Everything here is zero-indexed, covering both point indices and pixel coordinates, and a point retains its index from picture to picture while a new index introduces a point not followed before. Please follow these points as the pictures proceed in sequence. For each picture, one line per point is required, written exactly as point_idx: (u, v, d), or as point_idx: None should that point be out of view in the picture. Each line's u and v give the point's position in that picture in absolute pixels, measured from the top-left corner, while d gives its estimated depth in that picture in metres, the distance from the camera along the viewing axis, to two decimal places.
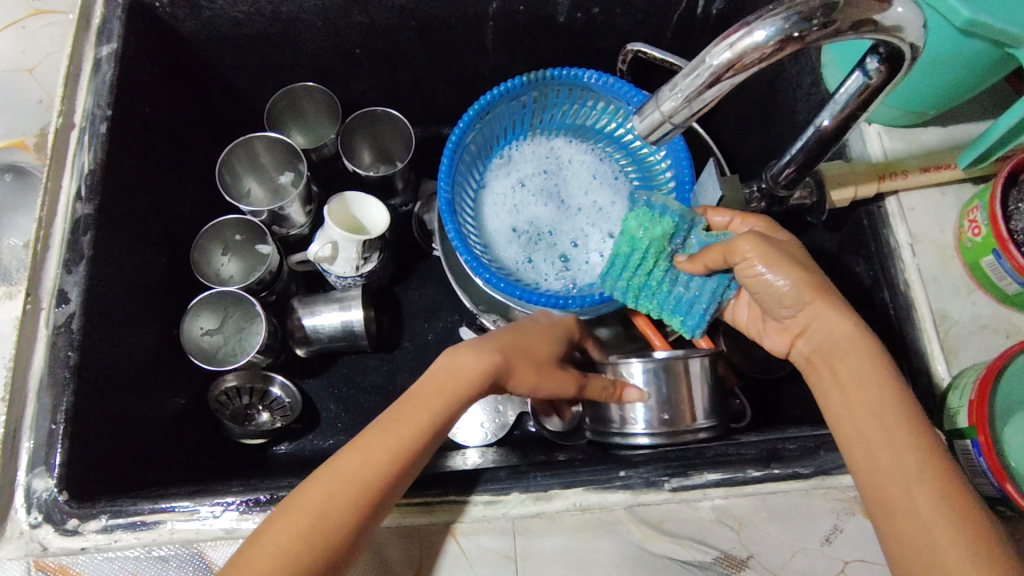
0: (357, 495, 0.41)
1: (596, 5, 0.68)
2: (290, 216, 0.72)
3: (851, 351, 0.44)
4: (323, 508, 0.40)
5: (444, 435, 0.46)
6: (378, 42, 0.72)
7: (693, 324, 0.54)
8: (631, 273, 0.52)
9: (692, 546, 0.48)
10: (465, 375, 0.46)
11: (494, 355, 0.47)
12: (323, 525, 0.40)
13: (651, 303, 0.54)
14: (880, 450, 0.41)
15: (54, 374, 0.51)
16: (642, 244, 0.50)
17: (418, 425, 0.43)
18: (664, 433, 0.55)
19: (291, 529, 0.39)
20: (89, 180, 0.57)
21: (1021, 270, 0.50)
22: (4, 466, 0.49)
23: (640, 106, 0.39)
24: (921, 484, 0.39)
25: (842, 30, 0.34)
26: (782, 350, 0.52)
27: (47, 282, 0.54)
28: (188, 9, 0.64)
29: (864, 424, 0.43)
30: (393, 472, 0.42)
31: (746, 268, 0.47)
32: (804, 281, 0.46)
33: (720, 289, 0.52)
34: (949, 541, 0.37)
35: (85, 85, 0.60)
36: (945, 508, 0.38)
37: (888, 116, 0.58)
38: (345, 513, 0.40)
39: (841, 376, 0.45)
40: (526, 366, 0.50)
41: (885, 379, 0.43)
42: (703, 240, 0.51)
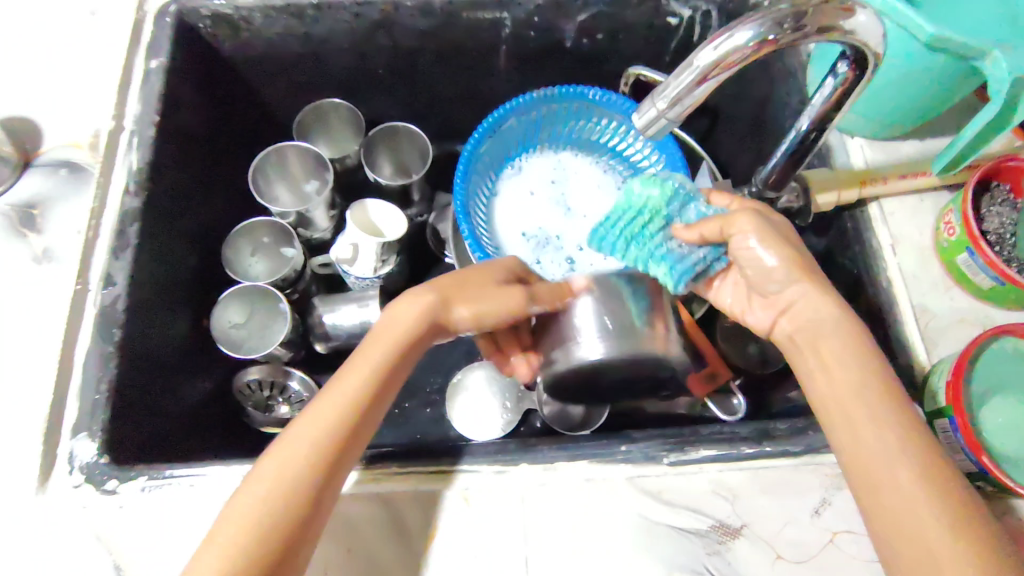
0: (324, 440, 0.45)
1: (601, 31, 0.74)
2: (314, 219, 0.78)
3: (837, 331, 0.47)
4: (295, 453, 0.44)
5: (397, 375, 0.50)
6: (399, 64, 0.78)
7: (679, 278, 0.53)
8: (624, 228, 0.54)
9: (688, 515, 0.51)
10: (406, 322, 0.51)
11: (427, 300, 0.52)
12: (297, 467, 0.44)
13: (639, 255, 0.55)
14: (858, 421, 0.43)
15: (100, 349, 0.56)
16: (637, 198, 0.52)
17: (367, 369, 0.49)
18: (605, 339, 0.57)
19: (268, 474, 0.44)
20: (137, 179, 0.62)
21: (992, 264, 0.54)
22: (52, 431, 0.53)
23: (638, 105, 0.45)
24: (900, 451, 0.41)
25: (811, 33, 0.40)
26: (766, 326, 0.53)
27: (96, 266, 0.59)
28: (228, 29, 0.70)
29: (847, 400, 0.45)
30: (357, 410, 0.47)
31: (740, 242, 0.50)
32: (797, 260, 0.49)
33: (712, 257, 0.53)
34: (931, 512, 0.39)
35: (134, 94, 0.65)
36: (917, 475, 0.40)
37: (866, 128, 0.64)
38: (316, 451, 0.45)
39: (823, 353, 0.47)
40: (463, 299, 0.53)
41: (865, 358, 0.45)
42: (701, 213, 0.53)
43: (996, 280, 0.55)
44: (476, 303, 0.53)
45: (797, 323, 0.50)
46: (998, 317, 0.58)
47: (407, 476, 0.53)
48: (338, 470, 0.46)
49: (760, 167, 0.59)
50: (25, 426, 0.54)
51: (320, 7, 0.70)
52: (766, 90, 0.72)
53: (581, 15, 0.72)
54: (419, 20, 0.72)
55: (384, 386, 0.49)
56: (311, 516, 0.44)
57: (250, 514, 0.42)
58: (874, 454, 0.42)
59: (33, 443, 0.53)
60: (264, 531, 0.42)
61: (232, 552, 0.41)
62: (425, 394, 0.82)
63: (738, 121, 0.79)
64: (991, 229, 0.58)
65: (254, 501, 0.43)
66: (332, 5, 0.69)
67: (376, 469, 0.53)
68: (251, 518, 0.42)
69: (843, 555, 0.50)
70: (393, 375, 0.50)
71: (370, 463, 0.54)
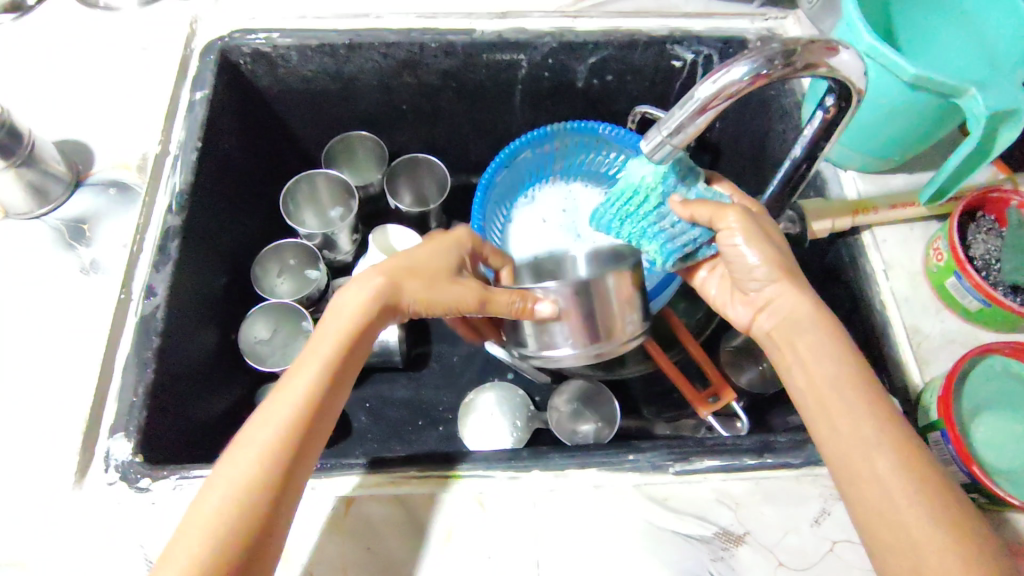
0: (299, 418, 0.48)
1: (609, 73, 0.80)
2: (338, 241, 0.82)
3: (814, 328, 0.51)
4: (276, 424, 0.47)
5: (355, 357, 0.53)
6: (421, 100, 0.84)
7: (667, 258, 0.61)
8: (620, 207, 0.62)
9: (693, 521, 0.54)
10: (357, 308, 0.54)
11: (378, 288, 0.55)
12: (284, 435, 0.47)
13: (636, 228, 0.63)
14: (834, 409, 0.47)
15: (139, 356, 0.60)
16: (635, 181, 0.59)
17: (331, 349, 0.52)
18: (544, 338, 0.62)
19: (254, 447, 0.46)
20: (179, 199, 0.67)
21: (978, 287, 0.58)
22: (90, 431, 0.57)
23: (646, 133, 0.50)
24: (871, 434, 0.45)
25: (800, 67, 0.45)
26: (744, 321, 0.59)
27: (138, 278, 0.63)
28: (266, 67, 0.76)
29: (823, 392, 0.48)
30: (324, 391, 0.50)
31: (728, 237, 0.55)
32: (776, 259, 0.54)
33: (701, 240, 0.60)
34: (904, 498, 0.42)
35: (179, 122, 0.71)
36: (889, 456, 0.44)
37: (863, 161, 0.68)
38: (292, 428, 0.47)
39: (801, 347, 0.51)
40: (416, 288, 0.56)
41: (840, 353, 0.49)
42: (700, 192, 0.60)
43: (982, 301, 0.58)
44: (428, 291, 0.57)
45: (774, 318, 0.54)
46: (988, 338, 0.61)
47: (425, 479, 0.55)
48: (317, 441, 0.49)
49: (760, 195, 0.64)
50: (64, 427, 0.57)
51: (352, 47, 0.75)
52: (765, 127, 0.77)
53: (591, 57, 0.78)
54: (442, 60, 0.78)
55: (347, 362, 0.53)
56: (293, 486, 0.47)
57: (237, 487, 0.45)
58: (849, 437, 0.45)
59: (72, 442, 0.56)
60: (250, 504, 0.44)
61: (223, 516, 0.43)
62: (437, 413, 0.84)
63: (739, 156, 0.83)
64: (978, 255, 0.62)
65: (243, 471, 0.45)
66: (363, 45, 0.75)
67: (395, 472, 0.56)
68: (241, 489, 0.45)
69: (842, 564, 0.52)
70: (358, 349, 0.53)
71: (390, 466, 0.56)
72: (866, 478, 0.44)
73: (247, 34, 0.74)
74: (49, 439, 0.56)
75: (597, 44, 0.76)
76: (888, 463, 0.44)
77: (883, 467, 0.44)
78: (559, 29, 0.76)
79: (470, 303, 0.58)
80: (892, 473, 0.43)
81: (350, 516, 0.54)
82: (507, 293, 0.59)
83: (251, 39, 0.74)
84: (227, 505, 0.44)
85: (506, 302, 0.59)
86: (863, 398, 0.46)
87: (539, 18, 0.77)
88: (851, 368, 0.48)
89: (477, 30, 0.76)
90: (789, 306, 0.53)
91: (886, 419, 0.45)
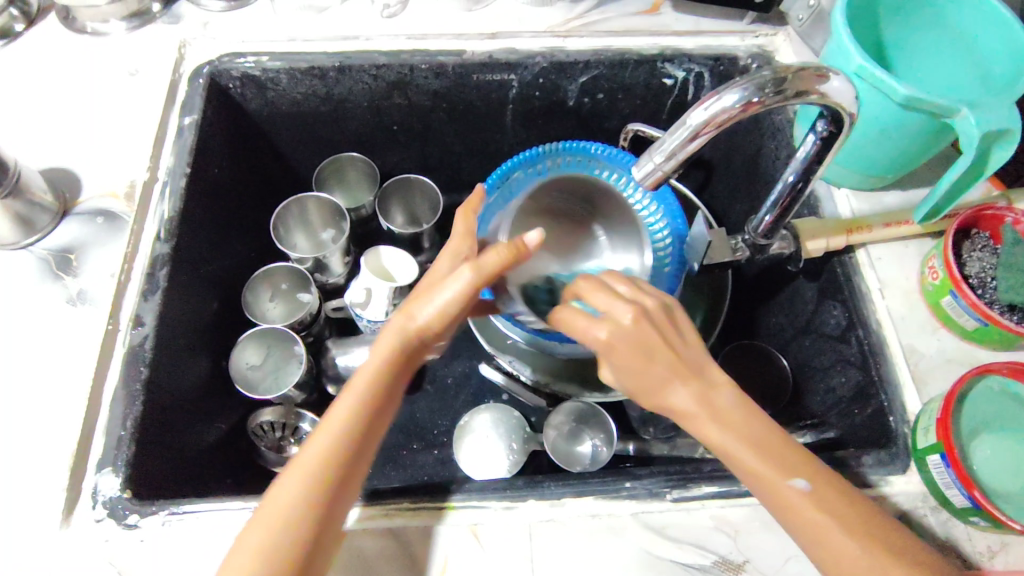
0: (324, 469, 0.47)
1: (601, 91, 0.80)
2: (330, 264, 0.82)
3: (716, 417, 0.47)
4: (301, 475, 0.47)
5: (385, 409, 0.52)
6: (413, 121, 0.83)
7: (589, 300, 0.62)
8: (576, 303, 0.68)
9: (691, 550, 0.53)
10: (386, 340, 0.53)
11: (400, 329, 0.53)
12: (308, 487, 0.47)
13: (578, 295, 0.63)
14: (784, 506, 0.45)
15: (127, 389, 0.59)
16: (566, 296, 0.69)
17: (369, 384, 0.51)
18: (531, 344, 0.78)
19: (297, 472, 0.47)
20: (168, 226, 0.66)
21: (974, 306, 0.57)
22: (77, 466, 0.56)
23: (637, 158, 0.49)
24: (813, 513, 0.44)
25: (790, 95, 0.46)
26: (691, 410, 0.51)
27: (126, 308, 0.63)
28: (256, 90, 0.76)
29: (763, 482, 0.46)
30: (351, 441, 0.49)
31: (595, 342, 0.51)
32: (657, 357, 0.49)
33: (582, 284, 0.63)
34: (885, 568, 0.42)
35: (168, 147, 0.70)
36: (843, 532, 0.43)
37: (850, 179, 0.68)
38: (317, 478, 0.47)
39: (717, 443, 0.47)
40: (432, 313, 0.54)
41: (757, 435, 0.47)
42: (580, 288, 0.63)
43: (979, 321, 0.58)
44: (443, 289, 0.53)
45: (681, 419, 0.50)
46: (985, 357, 0.61)
47: (419, 511, 0.54)
48: (346, 492, 0.49)
49: (752, 216, 0.63)
50: (50, 463, 0.56)
51: (342, 69, 0.75)
52: (758, 144, 0.76)
53: (582, 76, 0.77)
54: (432, 81, 0.77)
55: (379, 409, 0.51)
56: (335, 511, 0.48)
57: (267, 534, 0.45)
58: (818, 520, 0.44)
59: (58, 478, 0.55)
60: (278, 551, 0.45)
61: (256, 562, 0.44)
62: (433, 436, 0.83)
63: (733, 173, 0.83)
64: (974, 273, 0.61)
65: (288, 497, 0.46)
66: (353, 67, 0.75)
67: (388, 504, 0.55)
68: (282, 514, 0.46)
69: None
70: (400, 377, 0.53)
71: (383, 498, 0.55)
72: (824, 554, 0.44)
73: (236, 57, 0.74)
74: (33, 477, 0.55)
75: (588, 63, 0.76)
76: (842, 539, 0.43)
77: (839, 545, 0.43)
78: (550, 49, 0.76)
79: (471, 286, 0.53)
80: (849, 543, 0.43)
81: (344, 552, 0.53)
82: (495, 250, 0.54)
83: (240, 63, 0.74)
84: (263, 548, 0.45)
85: (499, 259, 0.53)
86: (778, 487, 0.45)
87: (529, 38, 0.77)
88: (766, 455, 0.46)
89: (467, 50, 0.75)
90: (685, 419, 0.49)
91: (807, 494, 0.44)
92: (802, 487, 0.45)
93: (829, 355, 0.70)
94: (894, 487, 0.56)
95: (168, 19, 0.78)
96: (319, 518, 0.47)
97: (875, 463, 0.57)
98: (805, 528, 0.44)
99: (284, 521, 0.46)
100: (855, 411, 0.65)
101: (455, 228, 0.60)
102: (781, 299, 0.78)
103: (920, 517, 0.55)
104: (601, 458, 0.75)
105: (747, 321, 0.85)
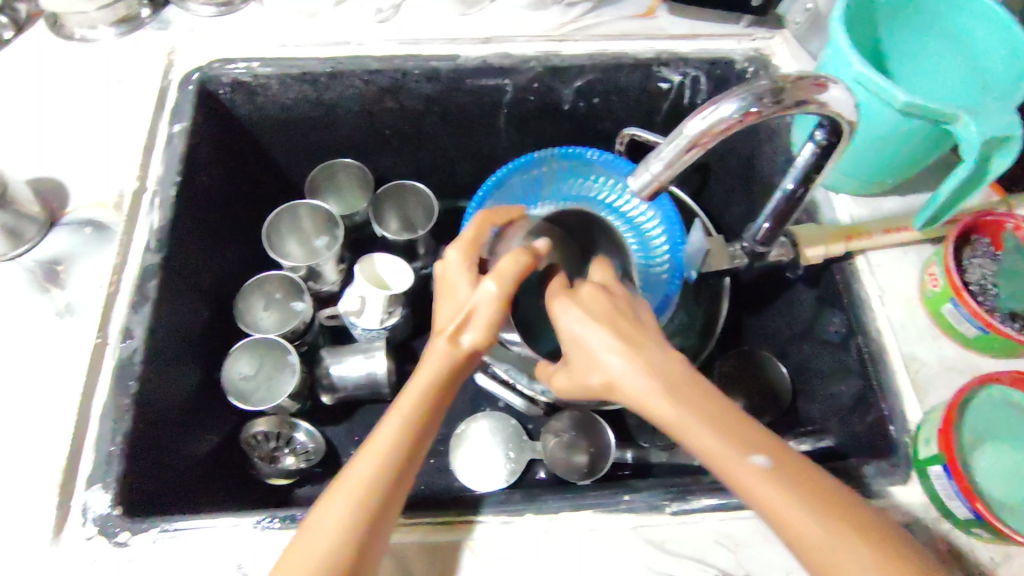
0: (369, 496, 0.47)
1: (596, 96, 0.79)
2: (324, 273, 0.81)
3: (662, 392, 0.46)
4: (346, 501, 0.46)
5: (429, 437, 0.51)
6: (406, 126, 0.82)
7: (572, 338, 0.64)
8: None
9: (692, 564, 0.52)
10: (431, 367, 0.51)
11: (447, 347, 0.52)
12: (352, 513, 0.46)
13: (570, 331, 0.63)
14: (740, 484, 0.43)
15: (117, 403, 0.58)
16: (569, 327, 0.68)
17: (413, 405, 0.50)
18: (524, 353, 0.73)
19: (343, 497, 0.46)
20: (158, 235, 0.65)
21: (976, 314, 0.56)
22: (66, 483, 0.55)
23: (634, 168, 0.49)
24: (771, 490, 0.42)
25: (790, 104, 0.45)
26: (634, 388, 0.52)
27: (116, 320, 0.62)
28: (246, 96, 0.75)
29: (718, 461, 0.43)
30: (395, 468, 0.48)
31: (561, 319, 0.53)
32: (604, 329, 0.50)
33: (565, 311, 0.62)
34: None
35: (158, 155, 0.69)
36: (807, 512, 0.41)
37: (847, 186, 0.67)
38: (361, 505, 0.46)
39: (674, 426, 0.45)
40: (478, 330, 0.52)
41: (712, 410, 0.45)
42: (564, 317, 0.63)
43: (980, 329, 0.57)
44: (474, 307, 0.52)
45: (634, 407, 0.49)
46: (986, 365, 0.60)
47: (414, 526, 0.54)
48: (387, 520, 0.48)
49: (750, 222, 0.62)
50: (38, 480, 0.55)
51: (333, 75, 0.74)
52: (755, 149, 0.76)
53: (577, 81, 0.77)
54: (426, 86, 0.76)
55: (424, 432, 0.50)
56: (382, 528, 0.47)
57: (312, 562, 0.44)
58: (779, 499, 0.42)
59: (47, 495, 0.54)
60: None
61: None
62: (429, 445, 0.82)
63: (730, 177, 0.82)
64: (974, 279, 0.61)
65: (333, 522, 0.45)
66: (345, 73, 0.74)
67: None
68: (326, 542, 0.45)
69: None
70: (444, 402, 0.52)
71: None
72: (797, 543, 0.41)
73: (226, 63, 0.73)
74: (22, 494, 0.54)
75: (583, 68, 0.75)
76: (808, 522, 0.41)
77: (808, 532, 0.41)
78: (545, 53, 0.75)
79: (501, 296, 0.52)
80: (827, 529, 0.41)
81: None
82: (513, 256, 0.53)
83: (230, 69, 0.73)
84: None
85: (519, 263, 0.53)
86: (735, 465, 0.43)
87: (523, 43, 0.76)
88: (720, 429, 0.44)
89: (460, 55, 0.75)
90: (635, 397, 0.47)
91: (767, 470, 0.42)
92: (759, 462, 0.42)
93: (828, 362, 0.69)
94: (896, 497, 0.55)
95: (156, 25, 0.77)
96: (365, 537, 0.46)
97: (877, 473, 0.56)
98: (765, 507, 0.42)
99: (331, 539, 0.45)
100: (856, 420, 0.64)
101: (450, 253, 0.57)
102: (779, 305, 0.77)
103: (922, 528, 0.54)
104: (596, 471, 0.74)
105: (746, 327, 0.84)
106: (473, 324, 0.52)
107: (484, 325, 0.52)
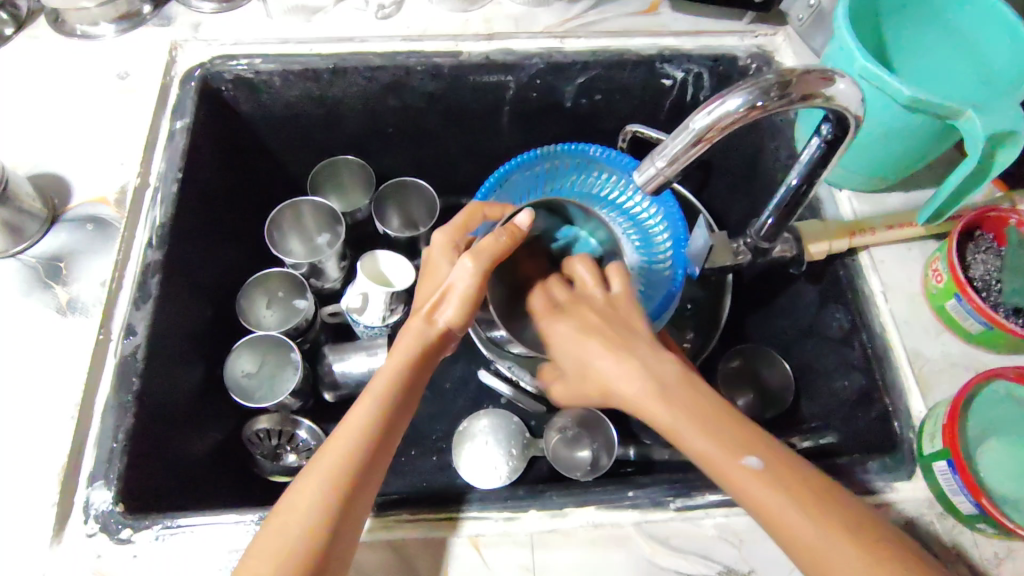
0: (350, 463, 0.47)
1: (598, 92, 0.78)
2: (326, 269, 0.81)
3: (651, 398, 0.48)
4: (328, 467, 0.47)
5: (408, 406, 0.52)
6: (407, 122, 0.82)
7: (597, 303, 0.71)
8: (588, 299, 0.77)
9: (697, 560, 0.52)
10: (408, 343, 0.53)
11: (423, 325, 0.54)
12: (334, 480, 0.46)
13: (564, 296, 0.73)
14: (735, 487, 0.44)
15: (120, 399, 0.58)
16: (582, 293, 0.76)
17: (389, 380, 0.51)
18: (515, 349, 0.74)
19: (325, 464, 0.47)
20: (160, 232, 0.65)
21: (980, 309, 0.56)
22: (68, 480, 0.55)
23: (638, 163, 0.49)
24: (765, 490, 0.43)
25: (795, 98, 0.45)
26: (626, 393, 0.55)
27: (117, 317, 0.62)
28: (248, 93, 0.75)
29: (713, 462, 0.44)
30: (376, 436, 0.49)
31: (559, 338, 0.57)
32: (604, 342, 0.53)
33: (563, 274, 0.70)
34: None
35: (160, 152, 0.69)
36: (800, 513, 0.42)
37: (852, 181, 0.67)
38: (342, 472, 0.46)
39: (670, 425, 0.47)
40: (454, 306, 0.54)
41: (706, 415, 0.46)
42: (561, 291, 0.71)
43: (984, 324, 0.57)
44: (452, 284, 0.54)
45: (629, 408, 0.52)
46: (989, 360, 0.60)
47: (417, 522, 0.54)
48: (368, 489, 0.48)
49: (755, 219, 0.62)
50: (39, 477, 0.55)
51: (336, 71, 0.74)
52: (757, 146, 0.76)
53: (579, 78, 0.76)
54: (428, 83, 0.76)
55: (403, 403, 0.51)
56: (359, 505, 0.47)
57: (295, 525, 0.45)
58: (767, 496, 0.42)
59: (49, 492, 0.54)
60: (303, 545, 0.44)
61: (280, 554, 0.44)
62: (431, 442, 0.82)
63: (731, 172, 0.82)
64: (978, 275, 0.61)
65: (314, 488, 0.46)
66: (347, 70, 0.74)
67: (389, 516, 0.54)
68: (307, 508, 0.45)
69: None
70: (422, 375, 0.53)
71: (381, 511, 0.54)
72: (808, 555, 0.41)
73: (228, 60, 0.72)
74: (23, 490, 0.54)
75: (585, 64, 0.75)
76: (798, 517, 0.42)
77: (808, 537, 0.41)
78: (547, 50, 0.75)
79: (479, 274, 0.54)
80: (808, 524, 0.41)
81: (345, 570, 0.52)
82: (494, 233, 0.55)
83: (232, 65, 0.72)
84: (292, 536, 0.44)
85: (498, 242, 0.54)
86: (727, 465, 0.44)
87: (526, 39, 0.75)
88: (712, 433, 0.45)
89: (463, 51, 0.74)
90: (632, 400, 0.49)
91: (758, 469, 0.43)
92: (751, 463, 0.43)
93: (831, 358, 0.69)
94: (901, 494, 0.55)
95: (158, 21, 0.77)
96: (343, 507, 0.46)
97: (881, 469, 0.56)
98: (756, 504, 0.43)
99: (305, 521, 0.45)
100: (859, 416, 0.64)
101: (437, 237, 0.61)
102: (782, 302, 0.77)
103: (926, 523, 0.54)
104: (595, 468, 0.74)
105: (748, 324, 0.84)
106: (448, 300, 0.54)
107: (461, 300, 0.54)
